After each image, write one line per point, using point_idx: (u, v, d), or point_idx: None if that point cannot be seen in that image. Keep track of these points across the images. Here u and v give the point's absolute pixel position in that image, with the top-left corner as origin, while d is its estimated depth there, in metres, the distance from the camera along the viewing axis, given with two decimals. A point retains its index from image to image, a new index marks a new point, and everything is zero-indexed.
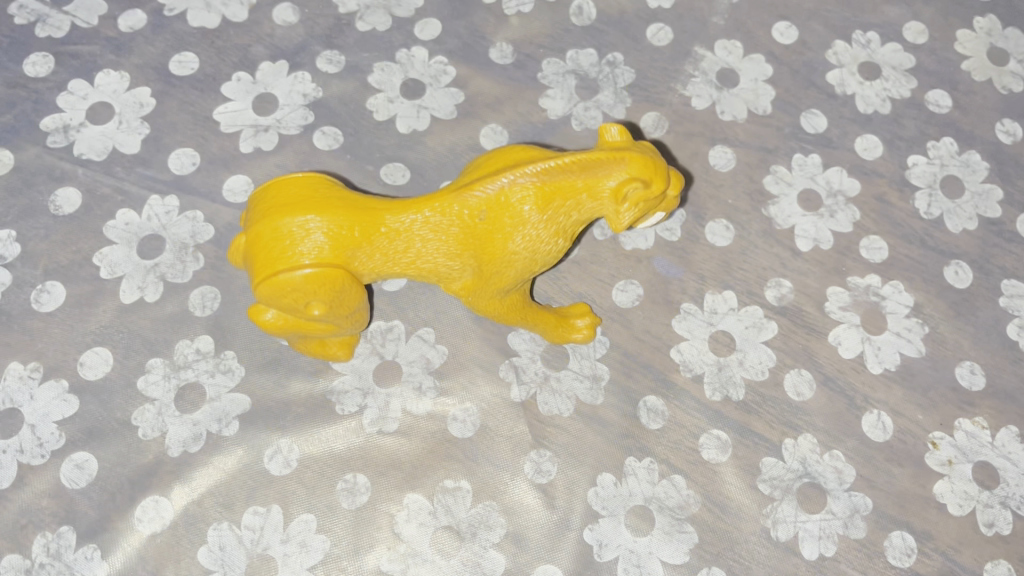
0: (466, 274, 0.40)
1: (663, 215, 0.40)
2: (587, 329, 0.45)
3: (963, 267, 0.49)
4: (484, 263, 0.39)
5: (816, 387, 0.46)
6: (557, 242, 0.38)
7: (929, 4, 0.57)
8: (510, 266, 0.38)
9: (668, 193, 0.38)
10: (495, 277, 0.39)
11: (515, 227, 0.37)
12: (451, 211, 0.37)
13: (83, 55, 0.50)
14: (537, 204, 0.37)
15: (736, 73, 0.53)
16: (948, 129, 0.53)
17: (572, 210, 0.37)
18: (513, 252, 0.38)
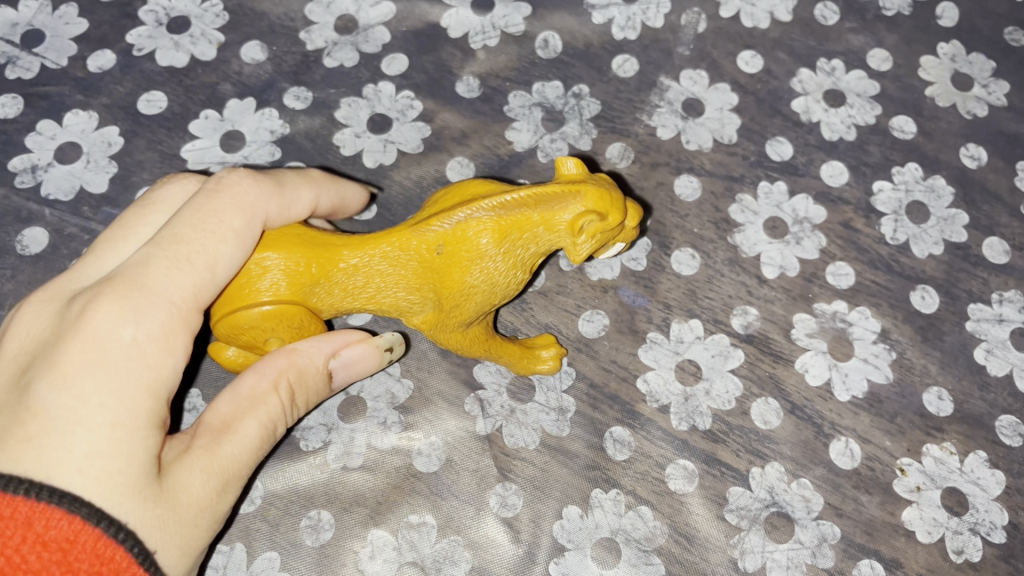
0: (426, 308, 0.40)
1: (622, 246, 0.40)
2: (555, 358, 0.45)
3: (929, 292, 0.50)
4: (445, 300, 0.39)
5: (784, 416, 0.46)
6: (515, 274, 0.38)
7: (893, 31, 0.57)
8: (468, 300, 0.38)
9: (625, 224, 0.39)
10: (456, 314, 0.39)
11: (472, 263, 0.37)
12: (410, 246, 0.37)
13: (52, 96, 0.51)
14: (495, 239, 0.37)
15: (701, 103, 0.54)
16: (913, 154, 0.53)
17: (529, 244, 0.38)
18: (472, 286, 0.38)
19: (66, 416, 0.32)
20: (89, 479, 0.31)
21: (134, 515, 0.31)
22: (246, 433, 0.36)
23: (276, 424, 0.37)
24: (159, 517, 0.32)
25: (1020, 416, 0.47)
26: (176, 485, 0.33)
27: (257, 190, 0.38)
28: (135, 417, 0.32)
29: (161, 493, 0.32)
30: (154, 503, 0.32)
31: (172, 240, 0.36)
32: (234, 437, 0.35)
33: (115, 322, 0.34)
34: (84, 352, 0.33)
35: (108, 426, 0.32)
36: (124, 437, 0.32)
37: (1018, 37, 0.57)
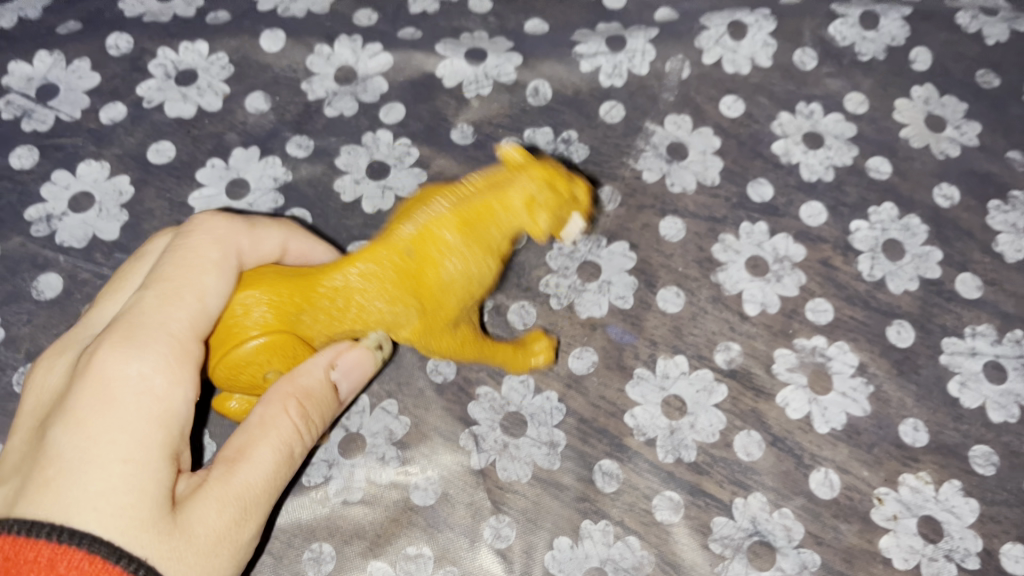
0: (413, 325, 0.41)
1: (584, 228, 0.43)
2: (548, 350, 0.48)
3: (905, 327, 0.52)
4: (431, 311, 0.41)
5: (765, 448, 0.48)
6: (486, 266, 0.41)
7: (869, 75, 0.60)
8: (448, 298, 0.40)
9: (574, 192, 0.41)
10: (444, 321, 0.41)
11: (444, 264, 0.40)
12: (384, 261, 0.40)
13: (66, 147, 0.54)
14: (459, 233, 0.40)
15: (685, 147, 0.56)
16: (888, 194, 0.56)
17: (495, 231, 0.40)
18: (452, 290, 0.40)
19: (79, 457, 0.34)
20: (103, 515, 0.33)
21: (151, 548, 0.33)
22: (262, 461, 0.37)
23: (292, 447, 0.39)
24: (177, 546, 0.34)
25: (993, 446, 0.49)
26: (193, 516, 0.35)
27: (233, 233, 0.41)
28: (140, 450, 0.34)
29: (178, 523, 0.34)
30: (171, 532, 0.34)
31: (162, 285, 0.39)
32: (249, 465, 0.37)
33: (114, 362, 0.36)
34: (87, 394, 0.35)
35: (115, 463, 0.34)
36: (134, 473, 0.34)
37: (989, 79, 0.60)
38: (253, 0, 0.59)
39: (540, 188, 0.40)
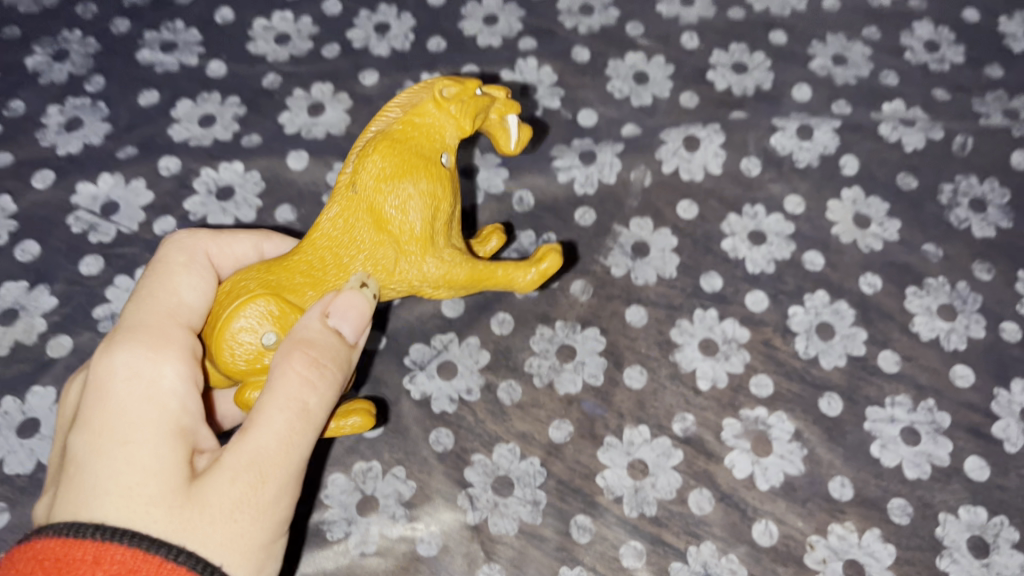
0: (399, 258, 0.49)
1: (511, 130, 0.54)
2: (556, 256, 0.53)
3: (834, 398, 0.61)
4: (400, 228, 0.48)
5: (715, 503, 0.57)
6: (431, 165, 0.49)
7: (805, 179, 0.70)
8: (411, 207, 0.48)
9: (482, 94, 0.53)
10: (414, 231, 0.48)
11: (381, 170, 0.48)
12: (338, 207, 0.49)
13: (126, 255, 0.64)
14: (386, 147, 0.49)
15: (647, 245, 0.66)
16: (821, 283, 0.65)
17: (421, 135, 0.50)
18: (397, 209, 0.48)
19: (94, 453, 0.43)
20: (120, 495, 0.41)
21: (160, 521, 0.41)
22: (277, 424, 0.43)
23: (303, 399, 0.44)
24: (190, 516, 0.41)
25: (908, 499, 0.58)
26: (210, 491, 0.42)
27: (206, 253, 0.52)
28: (145, 431, 0.43)
29: (193, 500, 0.41)
30: (184, 510, 0.41)
31: (141, 295, 0.49)
32: (259, 429, 0.43)
33: (113, 361, 0.45)
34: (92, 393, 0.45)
35: (124, 442, 0.43)
36: (143, 453, 0.42)
37: (908, 182, 0.70)
38: (281, 125, 0.70)
39: (444, 85, 0.51)
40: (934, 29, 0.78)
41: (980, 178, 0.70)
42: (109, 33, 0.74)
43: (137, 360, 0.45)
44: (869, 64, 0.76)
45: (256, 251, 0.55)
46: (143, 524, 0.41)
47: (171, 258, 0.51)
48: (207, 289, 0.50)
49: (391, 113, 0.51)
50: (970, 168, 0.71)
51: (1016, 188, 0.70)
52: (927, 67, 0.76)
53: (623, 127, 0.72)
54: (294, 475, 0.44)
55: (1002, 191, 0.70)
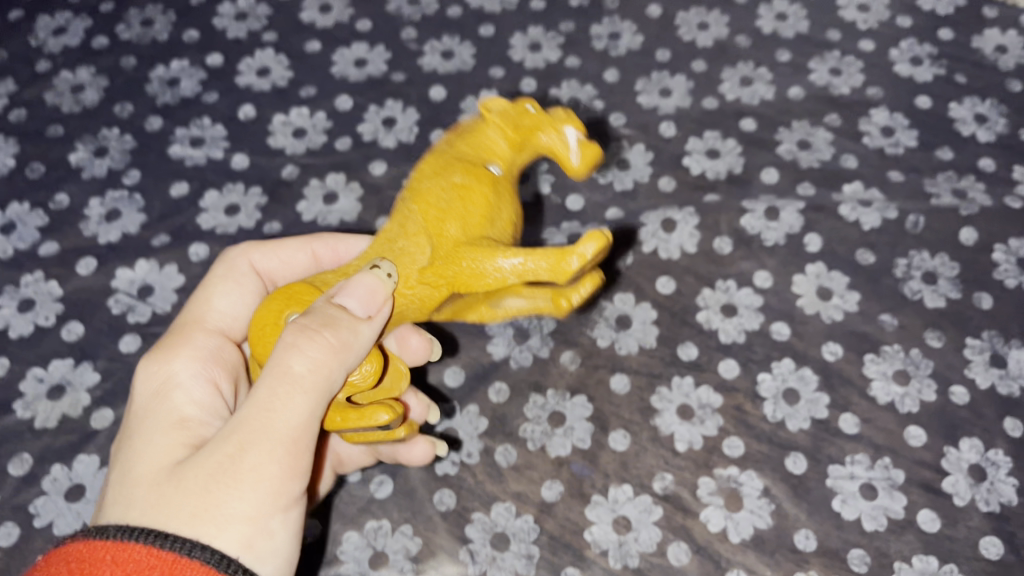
0: (429, 246, 0.50)
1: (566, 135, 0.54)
2: (598, 240, 0.46)
3: (799, 458, 0.67)
4: (432, 215, 0.50)
5: (691, 554, 0.64)
6: (469, 164, 0.52)
7: (773, 256, 0.77)
8: (440, 198, 0.50)
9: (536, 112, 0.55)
10: (438, 218, 0.50)
11: (421, 174, 0.52)
12: (391, 213, 0.53)
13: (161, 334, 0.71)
14: (432, 158, 0.53)
15: (630, 318, 0.74)
16: (787, 351, 0.72)
17: (465, 145, 0.54)
18: (427, 200, 0.51)
19: (123, 438, 0.53)
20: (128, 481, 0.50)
21: (144, 496, 0.47)
22: (256, 400, 0.47)
23: (289, 365, 0.46)
24: (165, 495, 0.47)
25: (866, 550, 0.64)
26: (190, 470, 0.47)
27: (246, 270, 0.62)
28: (155, 427, 0.52)
29: (175, 480, 0.47)
30: (162, 489, 0.47)
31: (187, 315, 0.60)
32: (247, 404, 0.47)
33: (145, 370, 0.56)
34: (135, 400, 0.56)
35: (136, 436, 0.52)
36: (148, 442, 0.51)
37: (867, 257, 0.77)
38: (299, 213, 0.78)
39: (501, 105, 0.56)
40: (890, 116, 0.86)
41: (931, 253, 0.77)
42: (144, 130, 0.83)
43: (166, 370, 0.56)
44: (831, 148, 0.84)
45: (312, 256, 0.64)
46: (132, 504, 0.48)
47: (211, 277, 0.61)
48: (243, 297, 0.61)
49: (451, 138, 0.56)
50: (922, 244, 0.78)
51: (965, 261, 0.77)
52: (884, 150, 0.84)
53: (607, 210, 0.79)
54: (283, 445, 0.47)
55: (952, 264, 0.77)
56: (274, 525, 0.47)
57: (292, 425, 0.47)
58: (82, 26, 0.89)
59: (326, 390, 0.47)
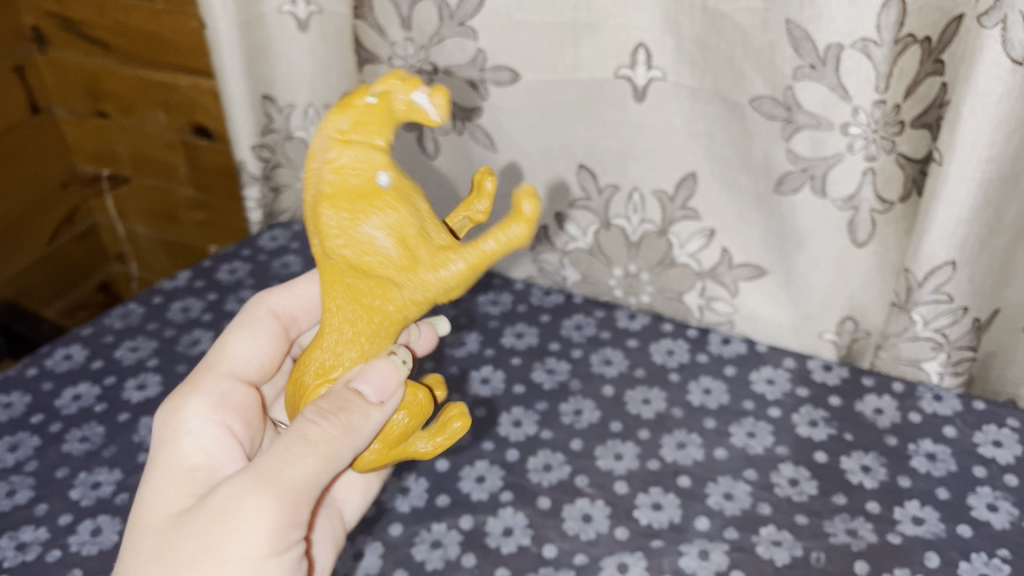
0: (400, 287, 0.67)
1: (420, 89, 0.70)
2: (529, 196, 0.68)
3: None
4: (386, 256, 0.67)
5: None
6: (380, 199, 0.68)
7: None
8: (381, 247, 0.67)
9: (381, 100, 0.70)
10: (389, 268, 0.67)
11: (335, 222, 0.68)
12: (336, 270, 0.69)
13: None
14: (330, 198, 0.68)
15: None
16: None
17: (353, 177, 0.69)
18: (369, 252, 0.67)
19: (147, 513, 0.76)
20: (137, 509, 0.76)
21: (174, 546, 0.69)
22: (274, 452, 0.68)
23: (298, 429, 0.68)
24: (192, 516, 0.69)
25: None
26: (208, 498, 0.70)
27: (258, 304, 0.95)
28: (183, 467, 0.78)
29: (200, 507, 0.70)
30: (192, 511, 0.70)
31: (212, 359, 0.90)
32: (261, 461, 0.68)
33: (167, 442, 0.81)
34: (166, 426, 0.82)
35: (167, 472, 0.78)
36: (173, 479, 0.77)
37: None
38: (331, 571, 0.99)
39: (340, 116, 0.71)
40: (795, 468, 1.10)
41: None
42: None
43: (193, 413, 0.82)
44: (749, 498, 1.07)
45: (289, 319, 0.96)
46: (168, 551, 0.69)
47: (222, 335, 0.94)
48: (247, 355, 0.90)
49: (319, 173, 0.70)
50: None
51: None
52: (791, 497, 1.07)
53: (575, 556, 1.00)
54: (291, 487, 0.67)
55: None
56: (264, 561, 0.67)
57: (296, 481, 0.67)
58: None
59: (329, 458, 0.68)
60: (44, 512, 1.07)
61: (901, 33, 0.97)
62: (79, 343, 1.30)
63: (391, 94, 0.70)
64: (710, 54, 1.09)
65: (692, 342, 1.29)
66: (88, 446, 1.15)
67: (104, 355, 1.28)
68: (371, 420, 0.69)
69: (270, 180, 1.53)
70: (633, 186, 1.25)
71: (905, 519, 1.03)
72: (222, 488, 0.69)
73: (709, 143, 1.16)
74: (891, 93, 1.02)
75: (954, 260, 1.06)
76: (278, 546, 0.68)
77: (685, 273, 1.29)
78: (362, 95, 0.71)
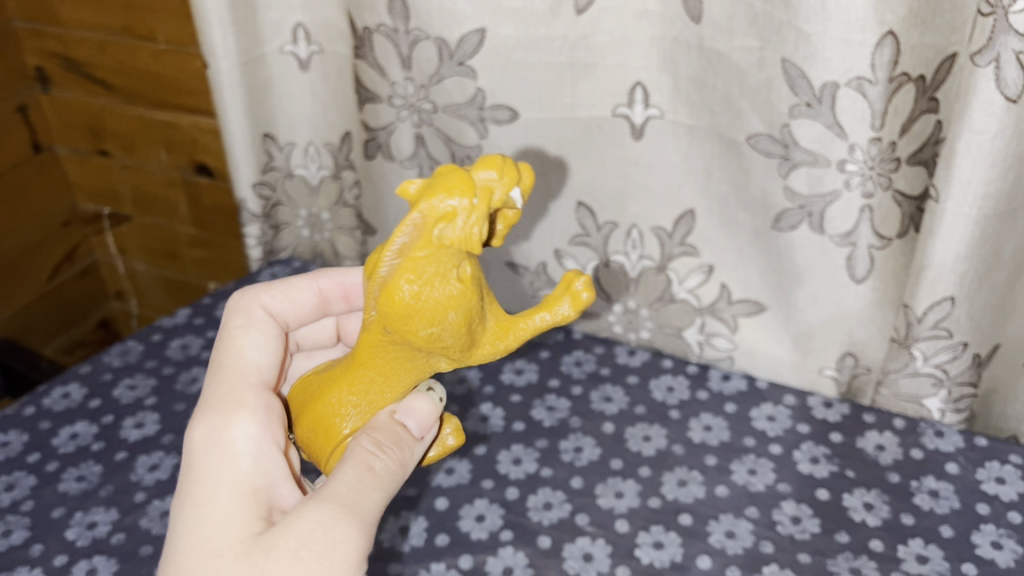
0: (453, 354, 0.76)
1: (518, 190, 0.72)
2: (586, 289, 0.78)
3: None
4: (454, 331, 0.72)
5: None
6: (468, 293, 0.71)
7: None
8: (458, 332, 0.73)
9: (485, 193, 0.70)
10: (457, 346, 0.74)
11: (419, 307, 0.70)
12: (401, 334, 0.73)
13: None
14: (411, 272, 0.70)
15: None
16: None
17: (443, 270, 0.71)
18: (446, 334, 0.72)
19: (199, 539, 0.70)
20: (196, 533, 0.70)
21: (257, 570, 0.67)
22: (346, 480, 0.71)
23: (364, 458, 0.73)
24: (274, 545, 0.67)
25: None
26: (284, 523, 0.69)
27: (249, 303, 0.88)
28: (242, 489, 0.74)
29: (281, 535, 0.68)
30: (270, 538, 0.68)
31: (227, 365, 0.83)
32: (337, 484, 0.71)
33: (203, 458, 0.75)
34: (205, 439, 0.77)
35: (225, 494, 0.73)
36: (236, 503, 0.72)
37: None
38: None
39: (445, 199, 0.70)
40: (797, 505, 1.09)
41: None
42: None
43: (237, 428, 0.77)
44: (751, 536, 1.06)
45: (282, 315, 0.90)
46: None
47: (220, 336, 0.86)
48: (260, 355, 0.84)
49: (406, 247, 0.71)
50: None
51: None
52: (794, 535, 1.06)
53: None
54: (369, 510, 0.71)
55: None
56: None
57: (372, 505, 0.71)
58: (171, 462, 1.17)
59: (389, 483, 0.73)
60: (39, 552, 1.05)
61: (895, 72, 0.98)
62: (77, 381, 1.30)
63: (496, 191, 0.71)
64: (706, 93, 1.10)
65: (692, 379, 1.28)
66: (85, 485, 1.14)
67: (102, 393, 1.28)
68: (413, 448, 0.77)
69: (271, 219, 1.53)
70: (632, 223, 1.26)
71: (909, 557, 1.02)
72: (307, 518, 0.68)
73: (707, 181, 1.17)
74: (887, 131, 1.03)
75: (953, 296, 1.06)
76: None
77: (685, 309, 1.29)
78: (467, 182, 0.70)
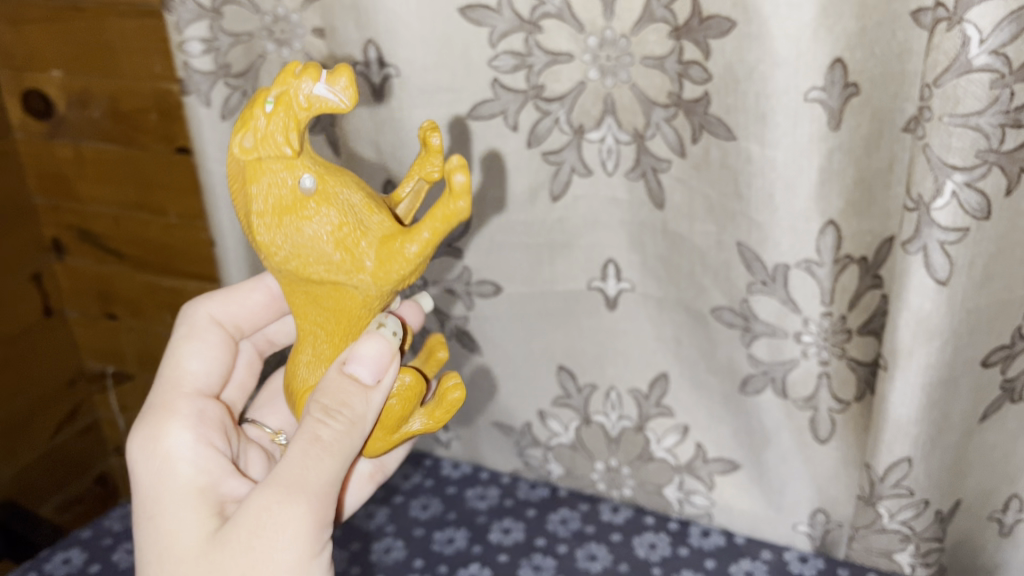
0: (344, 278, 0.74)
1: (322, 84, 0.71)
2: (458, 167, 0.71)
3: None
4: (312, 248, 0.73)
5: None
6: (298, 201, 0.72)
7: None
8: (310, 243, 0.72)
9: (282, 102, 0.71)
10: (328, 262, 0.73)
11: (263, 224, 0.73)
12: (277, 265, 0.75)
13: None
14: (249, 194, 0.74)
15: None
16: None
17: (266, 181, 0.73)
18: (298, 248, 0.73)
19: (159, 545, 0.78)
20: (156, 544, 0.78)
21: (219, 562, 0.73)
22: (293, 459, 0.74)
23: (314, 427, 0.74)
24: (228, 539, 0.74)
25: None
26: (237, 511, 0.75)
27: (195, 313, 1.00)
28: (188, 492, 0.81)
29: (233, 528, 0.74)
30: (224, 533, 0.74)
31: (166, 375, 0.94)
32: (288, 464, 0.74)
33: (145, 467, 0.84)
34: (142, 453, 0.85)
35: (175, 502, 0.80)
36: (187, 506, 0.80)
37: None
38: None
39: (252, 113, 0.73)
40: None
41: None
42: None
43: (172, 439, 0.85)
44: None
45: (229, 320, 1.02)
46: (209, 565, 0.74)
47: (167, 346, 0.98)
48: (199, 361, 0.95)
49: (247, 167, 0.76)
50: None
51: None
52: None
53: None
54: (322, 477, 0.75)
55: None
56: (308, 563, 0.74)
57: (324, 475, 0.75)
58: None
59: (346, 446, 0.76)
60: None
61: (839, 255, 1.09)
62: (78, 546, 1.34)
63: (292, 96, 0.71)
64: (672, 269, 1.20)
65: (673, 535, 1.30)
66: None
67: (101, 558, 1.32)
68: (369, 397, 0.77)
69: None
70: (609, 385, 1.34)
71: None
72: (256, 508, 0.73)
73: (677, 347, 1.26)
74: (836, 305, 1.12)
75: (910, 456, 1.12)
76: (319, 549, 0.75)
77: (664, 467, 1.36)
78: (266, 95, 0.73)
